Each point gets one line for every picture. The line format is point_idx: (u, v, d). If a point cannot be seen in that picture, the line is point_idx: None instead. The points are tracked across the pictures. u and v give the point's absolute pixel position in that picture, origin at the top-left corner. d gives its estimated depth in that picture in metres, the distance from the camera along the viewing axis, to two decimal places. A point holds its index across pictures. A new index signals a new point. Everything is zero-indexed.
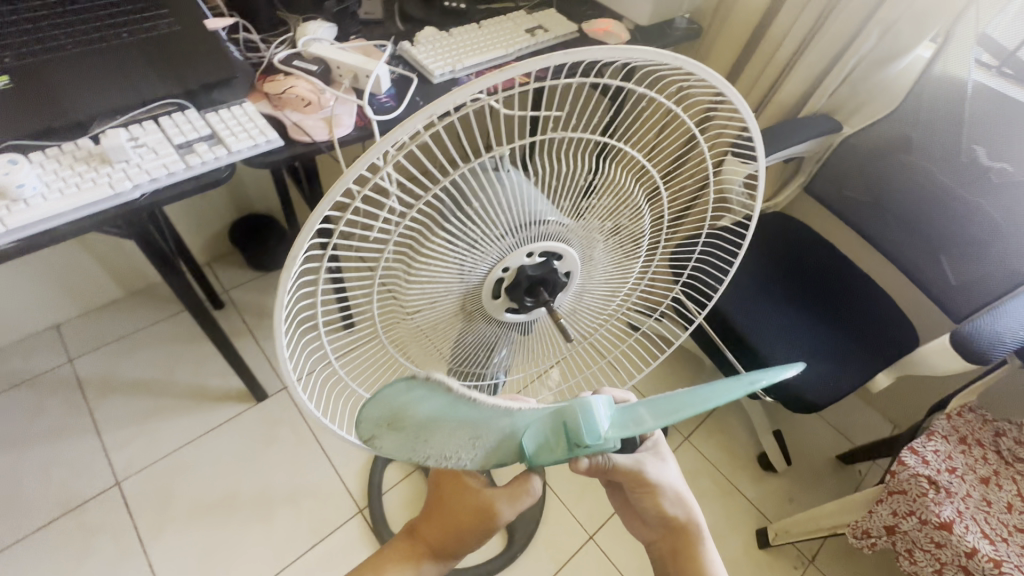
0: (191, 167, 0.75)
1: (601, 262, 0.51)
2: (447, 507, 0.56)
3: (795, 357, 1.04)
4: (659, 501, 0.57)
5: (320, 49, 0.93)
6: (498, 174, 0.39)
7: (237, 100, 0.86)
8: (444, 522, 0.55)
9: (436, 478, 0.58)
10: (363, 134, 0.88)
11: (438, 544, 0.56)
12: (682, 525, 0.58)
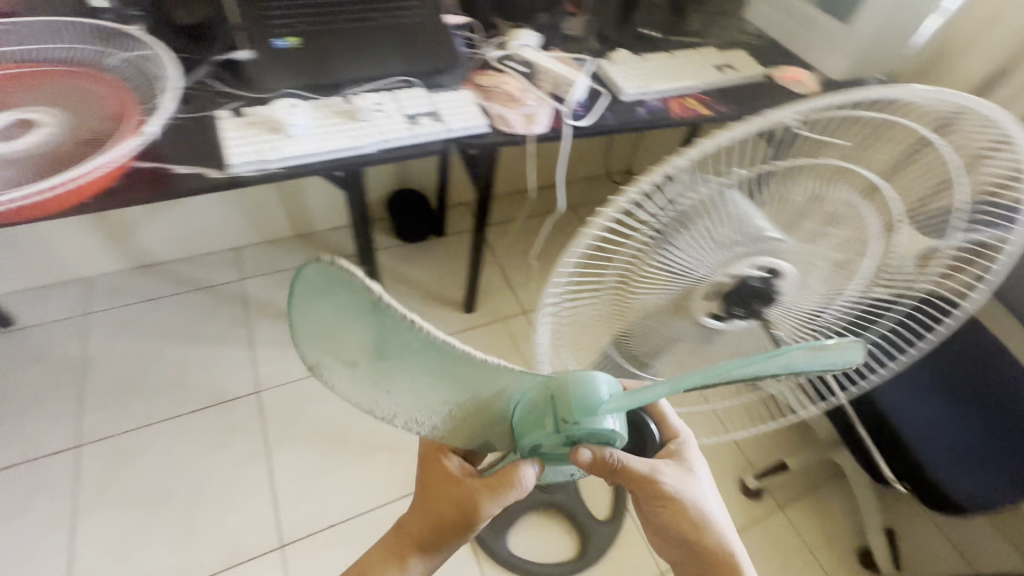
0: (417, 135, 0.87)
1: (816, 291, 0.51)
2: (433, 502, 0.62)
3: (944, 454, 0.95)
4: (675, 514, 0.63)
5: (531, 55, 1.03)
6: (732, 197, 0.42)
7: (456, 87, 0.97)
8: (431, 516, 0.61)
9: (423, 474, 0.65)
10: (555, 135, 0.96)
11: (426, 538, 0.61)
12: (717, 548, 0.64)
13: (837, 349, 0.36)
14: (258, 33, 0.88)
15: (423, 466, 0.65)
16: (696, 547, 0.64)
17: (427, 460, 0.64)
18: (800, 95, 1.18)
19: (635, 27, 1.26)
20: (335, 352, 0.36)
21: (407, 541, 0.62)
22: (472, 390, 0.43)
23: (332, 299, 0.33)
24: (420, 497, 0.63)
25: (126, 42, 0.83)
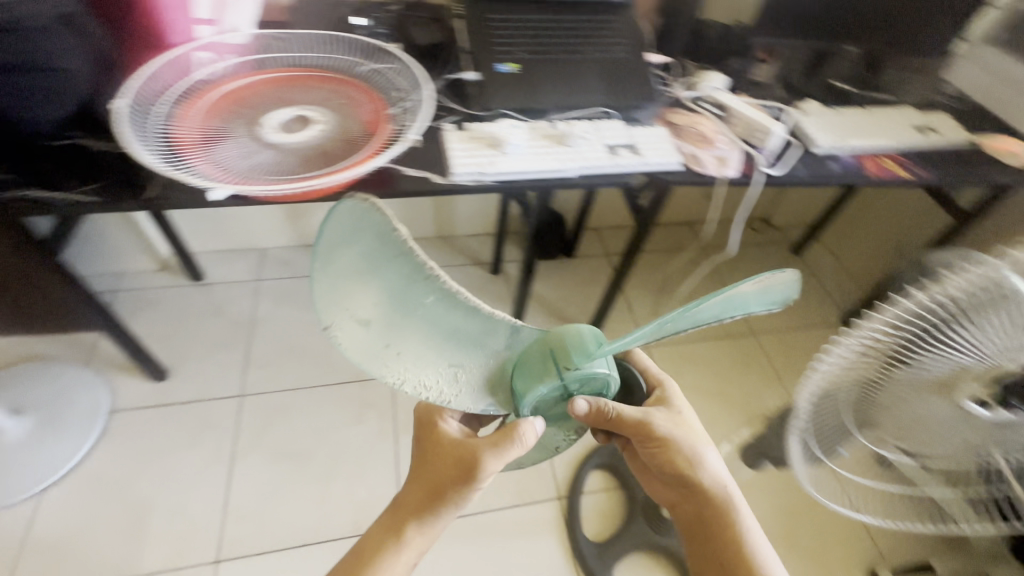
0: (617, 165, 0.90)
1: None
2: (429, 469, 0.65)
3: None
4: (669, 454, 0.69)
5: (725, 98, 1.05)
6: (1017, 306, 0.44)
7: (650, 122, 1.00)
8: (429, 484, 0.64)
9: (418, 440, 0.68)
10: (746, 180, 0.96)
11: (429, 503, 0.64)
12: (714, 491, 0.70)
13: (784, 284, 0.41)
14: (484, 55, 0.95)
15: (418, 438, 0.68)
16: (691, 487, 0.71)
17: (421, 432, 0.68)
18: (1012, 168, 1.08)
19: (826, 77, 1.22)
20: (353, 307, 0.40)
21: (409, 509, 0.64)
22: (475, 356, 0.48)
23: (359, 248, 0.38)
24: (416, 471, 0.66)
25: (378, 53, 0.94)
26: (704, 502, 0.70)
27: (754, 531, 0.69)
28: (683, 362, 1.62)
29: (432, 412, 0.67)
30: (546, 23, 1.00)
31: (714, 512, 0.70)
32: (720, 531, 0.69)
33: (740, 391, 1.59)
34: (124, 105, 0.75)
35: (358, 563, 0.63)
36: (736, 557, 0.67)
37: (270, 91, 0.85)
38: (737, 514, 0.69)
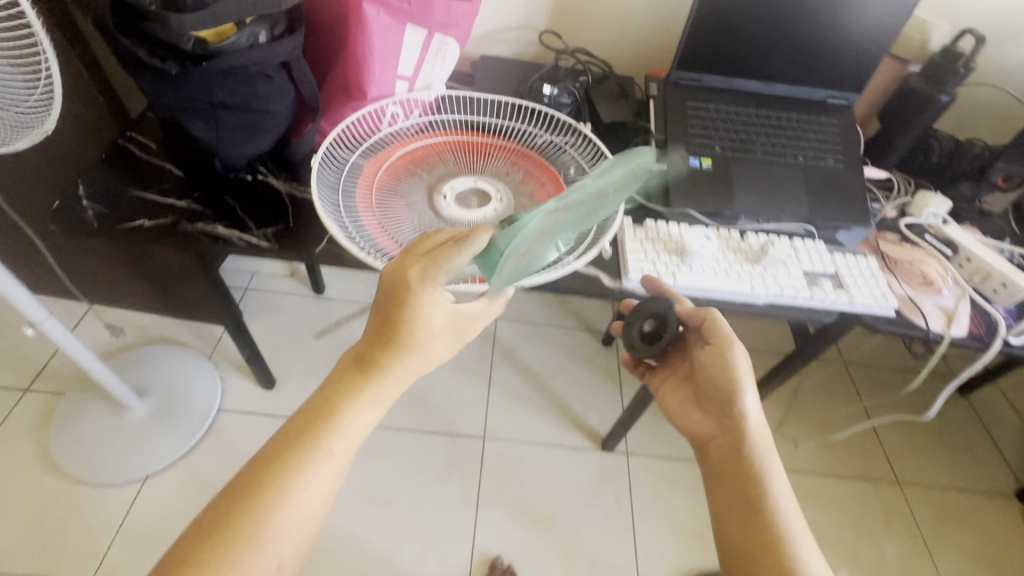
0: (813, 299, 0.77)
1: None
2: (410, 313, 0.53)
3: None
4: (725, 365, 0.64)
5: (956, 233, 0.87)
6: None
7: (855, 250, 0.85)
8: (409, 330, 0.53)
9: (386, 300, 0.53)
10: (974, 344, 0.78)
11: (400, 368, 0.55)
12: (749, 437, 0.61)
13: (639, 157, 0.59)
14: (678, 146, 0.87)
15: (397, 266, 0.53)
16: (730, 417, 0.63)
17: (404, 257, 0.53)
18: None
19: None
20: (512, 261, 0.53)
21: (375, 375, 0.54)
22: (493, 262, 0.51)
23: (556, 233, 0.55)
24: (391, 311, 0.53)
25: (563, 127, 0.88)
26: (735, 444, 0.62)
27: (788, 509, 0.57)
28: (807, 497, 1.39)
29: (409, 271, 0.51)
30: (751, 117, 0.90)
31: (748, 464, 0.60)
32: (749, 490, 0.58)
33: (874, 551, 1.33)
34: (320, 157, 0.74)
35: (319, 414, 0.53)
36: (758, 523, 0.56)
37: (452, 157, 0.81)
38: (771, 477, 0.59)
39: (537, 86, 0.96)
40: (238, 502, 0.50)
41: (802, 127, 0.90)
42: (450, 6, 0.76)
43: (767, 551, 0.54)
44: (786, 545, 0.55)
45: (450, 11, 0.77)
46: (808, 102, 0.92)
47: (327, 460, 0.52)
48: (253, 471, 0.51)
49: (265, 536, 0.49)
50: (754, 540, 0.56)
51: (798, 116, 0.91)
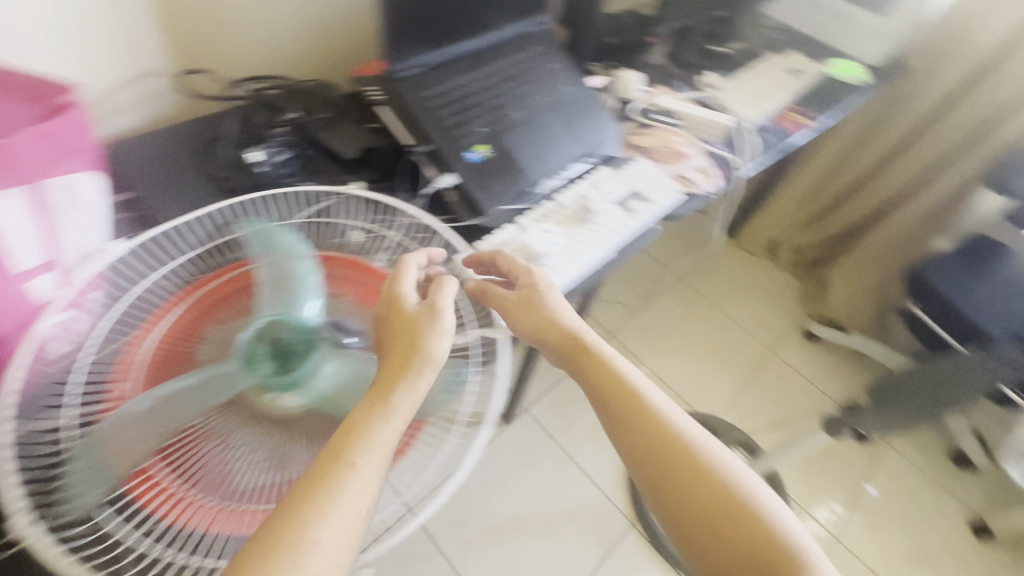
0: (638, 223, 0.81)
1: None
2: (409, 341, 0.50)
3: None
4: (604, 373, 0.57)
5: (667, 102, 1.03)
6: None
7: (627, 158, 0.92)
8: (414, 354, 0.49)
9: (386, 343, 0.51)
10: (728, 182, 0.96)
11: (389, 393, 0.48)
12: (687, 443, 0.52)
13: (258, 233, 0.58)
14: (448, 147, 0.75)
15: (387, 307, 0.53)
16: (664, 443, 0.52)
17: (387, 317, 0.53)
18: (855, 85, 1.29)
19: (699, 42, 1.27)
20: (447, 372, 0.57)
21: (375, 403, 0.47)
22: None
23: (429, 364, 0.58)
24: (391, 340, 0.51)
25: (318, 202, 0.69)
26: (596, 372, 0.57)
27: (675, 411, 0.55)
28: (647, 331, 1.69)
29: (398, 311, 0.52)
30: (482, 80, 0.83)
31: (614, 385, 0.56)
32: (632, 409, 0.54)
33: (700, 333, 1.71)
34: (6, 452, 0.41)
35: (331, 446, 0.44)
36: (658, 445, 0.52)
37: (217, 326, 0.55)
38: (697, 446, 0.52)
39: (237, 157, 0.70)
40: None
41: (526, 69, 0.88)
42: (42, 131, 0.45)
43: (672, 455, 0.51)
44: (775, 536, 0.48)
45: (47, 139, 0.46)
46: (512, 40, 0.89)
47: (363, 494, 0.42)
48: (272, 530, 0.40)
49: None
50: (658, 454, 0.52)
51: (516, 61, 0.88)
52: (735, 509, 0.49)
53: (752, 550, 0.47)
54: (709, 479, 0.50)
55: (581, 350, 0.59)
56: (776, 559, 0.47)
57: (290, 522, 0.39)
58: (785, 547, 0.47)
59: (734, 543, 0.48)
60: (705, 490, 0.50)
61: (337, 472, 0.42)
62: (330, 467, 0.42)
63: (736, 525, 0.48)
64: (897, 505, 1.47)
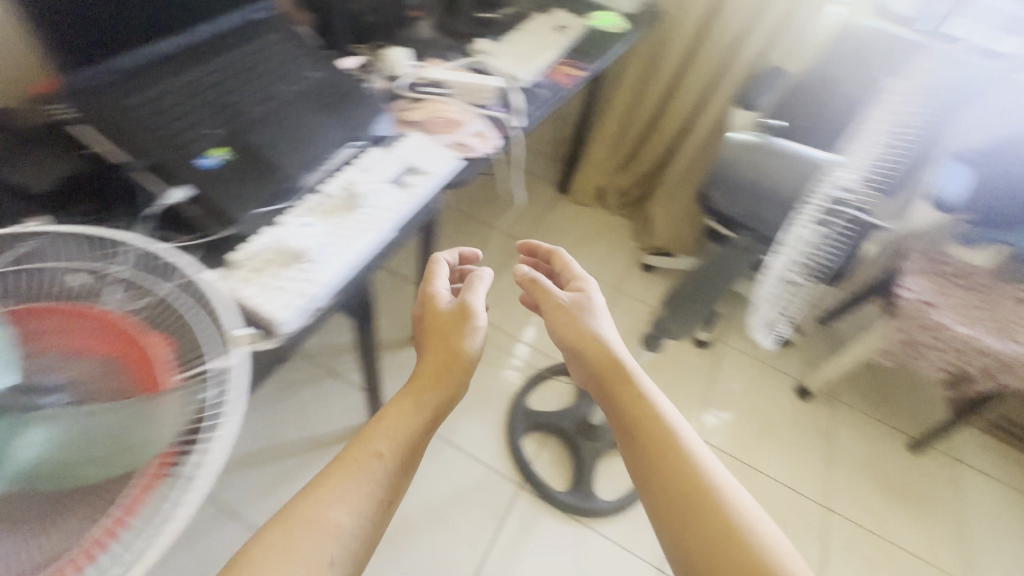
0: (416, 198, 0.80)
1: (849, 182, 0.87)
2: (444, 339, 0.67)
3: None
4: (642, 413, 0.66)
5: (435, 73, 1.02)
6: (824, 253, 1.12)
7: (399, 134, 0.90)
8: (453, 350, 0.66)
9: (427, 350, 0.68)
10: (507, 141, 0.99)
11: (432, 379, 0.64)
12: (717, 501, 0.57)
13: None
14: (175, 157, 0.68)
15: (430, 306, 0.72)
16: (695, 494, 0.58)
17: (432, 322, 0.71)
18: (615, 34, 1.41)
19: (466, 14, 1.29)
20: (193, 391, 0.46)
21: (414, 388, 0.63)
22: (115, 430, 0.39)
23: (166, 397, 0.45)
24: (430, 334, 0.69)
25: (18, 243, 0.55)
26: (629, 400, 0.67)
27: (705, 454, 0.62)
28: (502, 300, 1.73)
29: (455, 324, 0.69)
30: (205, 79, 0.78)
31: (648, 417, 0.66)
32: (662, 456, 0.62)
33: None
34: None
35: (367, 431, 0.58)
36: (684, 493, 0.59)
37: None
38: (725, 505, 0.57)
39: None
40: (277, 539, 0.48)
41: (260, 61, 0.84)
42: None
43: (692, 491, 0.59)
44: None
45: None
46: (234, 31, 0.84)
47: (379, 475, 0.55)
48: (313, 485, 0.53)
49: (312, 544, 0.49)
50: (682, 501, 0.59)
51: (245, 54, 0.83)
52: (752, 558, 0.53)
53: None
54: (734, 540, 0.54)
55: (618, 378, 0.70)
56: None
57: (328, 490, 0.52)
58: None
59: None
60: (730, 549, 0.54)
61: (367, 457, 0.55)
62: (367, 451, 0.56)
63: None
64: (740, 392, 1.68)
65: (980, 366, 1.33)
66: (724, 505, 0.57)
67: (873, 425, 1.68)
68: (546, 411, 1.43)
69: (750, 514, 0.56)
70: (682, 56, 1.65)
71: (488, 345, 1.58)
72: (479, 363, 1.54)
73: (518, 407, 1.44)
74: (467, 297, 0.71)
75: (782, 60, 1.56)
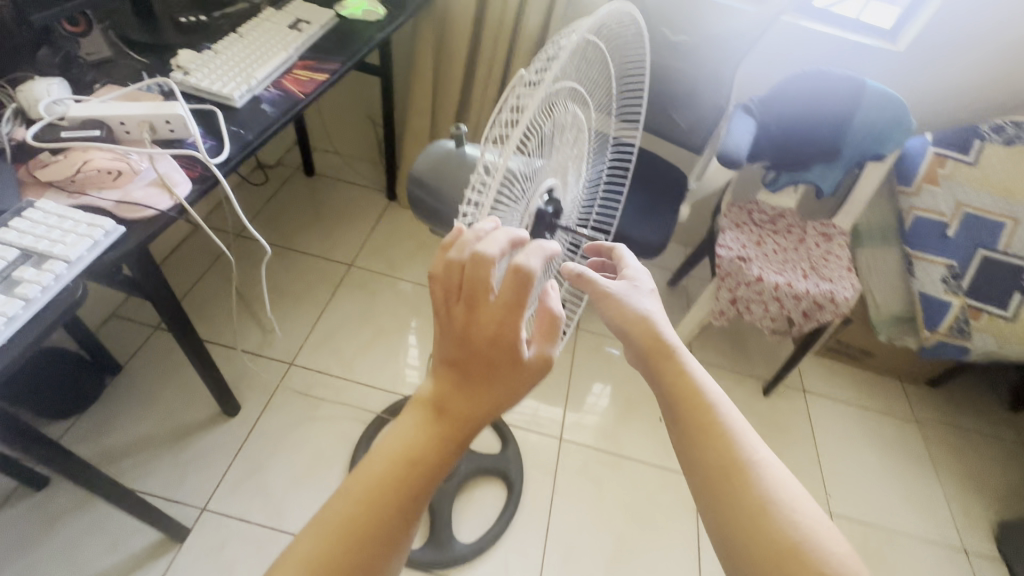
0: (33, 300, 0.58)
1: (566, 145, 0.56)
2: (505, 382, 0.41)
3: (648, 221, 1.34)
4: (676, 374, 0.49)
5: (85, 110, 0.76)
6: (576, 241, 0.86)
7: (20, 204, 0.66)
8: (503, 389, 0.42)
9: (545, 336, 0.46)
10: (207, 185, 0.77)
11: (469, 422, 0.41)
12: (756, 485, 0.44)
13: None
14: None
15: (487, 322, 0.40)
16: (732, 472, 0.44)
17: (484, 327, 0.40)
18: (375, 22, 1.22)
19: (166, 19, 1.03)
20: None
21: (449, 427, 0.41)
22: None
23: None
24: (474, 368, 0.41)
25: None
26: (666, 377, 0.50)
27: (745, 427, 0.47)
28: (330, 338, 1.50)
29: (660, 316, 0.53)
30: None
31: (685, 394, 0.49)
32: (699, 426, 0.47)
33: (387, 314, 1.59)
34: None
35: (399, 462, 0.40)
36: (718, 468, 0.45)
37: None
38: (767, 487, 0.43)
39: None
40: None
41: None
42: None
43: (731, 488, 0.44)
44: None
45: None
46: None
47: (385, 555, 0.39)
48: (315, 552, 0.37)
49: None
50: (721, 482, 0.44)
51: None
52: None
53: None
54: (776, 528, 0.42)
55: (655, 348, 0.51)
56: None
57: (315, 546, 0.37)
58: None
59: None
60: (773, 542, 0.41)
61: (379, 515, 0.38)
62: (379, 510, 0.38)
63: None
64: (602, 376, 1.62)
65: (800, 311, 1.34)
66: (763, 499, 0.43)
67: (729, 378, 1.70)
68: None
69: (797, 495, 0.43)
70: (470, 34, 1.51)
71: (314, 399, 1.37)
72: (305, 423, 1.32)
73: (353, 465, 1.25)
74: (547, 345, 0.43)
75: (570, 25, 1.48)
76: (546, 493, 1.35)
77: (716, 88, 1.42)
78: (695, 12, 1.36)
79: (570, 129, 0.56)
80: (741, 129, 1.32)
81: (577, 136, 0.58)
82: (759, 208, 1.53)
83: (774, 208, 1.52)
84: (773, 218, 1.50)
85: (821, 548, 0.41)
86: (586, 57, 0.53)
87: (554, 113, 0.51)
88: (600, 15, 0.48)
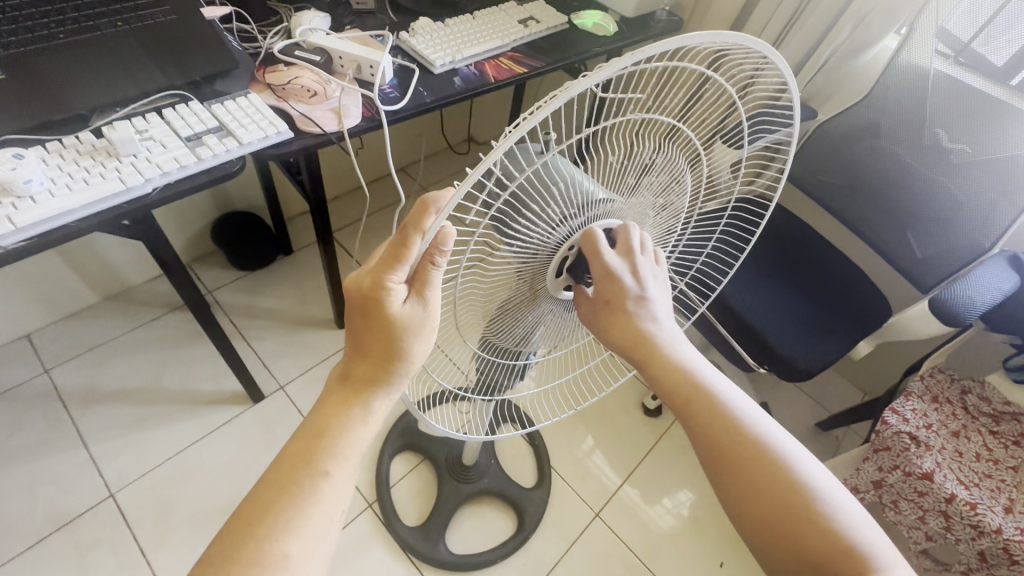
0: (203, 160, 0.73)
1: (639, 183, 0.48)
2: (383, 335, 0.41)
3: (805, 339, 1.09)
4: (667, 362, 0.47)
5: (320, 39, 0.92)
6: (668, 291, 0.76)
7: (242, 92, 0.84)
8: (389, 348, 0.42)
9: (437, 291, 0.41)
10: (371, 125, 0.87)
11: (377, 376, 0.44)
12: (749, 451, 0.43)
13: None
14: None
15: (365, 276, 0.40)
16: (725, 443, 0.44)
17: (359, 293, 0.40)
18: (603, 36, 1.22)
19: None
20: None
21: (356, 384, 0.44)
22: None
23: None
24: (360, 333, 0.42)
25: None
26: (658, 371, 0.47)
27: (735, 398, 0.46)
28: None
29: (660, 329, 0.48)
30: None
31: (675, 383, 0.46)
32: (689, 411, 0.46)
33: None
34: None
35: (315, 431, 0.44)
36: (710, 448, 0.44)
37: None
38: (760, 453, 0.43)
39: None
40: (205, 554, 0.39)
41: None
42: None
43: (739, 470, 0.43)
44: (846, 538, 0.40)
45: None
46: None
47: (301, 509, 0.41)
48: (253, 493, 0.42)
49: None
50: (721, 455, 0.44)
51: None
52: (830, 537, 0.40)
53: (817, 555, 0.40)
54: (776, 483, 0.42)
55: (645, 346, 0.47)
56: (836, 558, 0.40)
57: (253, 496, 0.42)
58: (853, 541, 0.40)
59: (795, 553, 0.41)
60: (770, 504, 0.42)
61: (302, 469, 0.42)
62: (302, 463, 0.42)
63: (809, 536, 0.41)
64: (678, 478, 1.39)
65: (975, 548, 0.95)
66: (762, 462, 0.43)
67: None
68: (427, 433, 1.30)
69: (787, 445, 0.44)
70: None
71: None
72: None
73: (398, 420, 1.31)
74: (424, 300, 0.40)
75: (817, 94, 1.30)
76: (550, 558, 1.22)
77: (982, 221, 1.08)
78: (992, 126, 1.03)
79: (647, 161, 0.46)
80: (992, 283, 0.98)
81: (660, 176, 0.48)
82: (982, 391, 1.12)
83: (1007, 403, 1.10)
84: (996, 412, 1.08)
85: (819, 492, 0.42)
86: (683, 79, 0.42)
87: (624, 141, 0.43)
88: (716, 32, 0.36)
